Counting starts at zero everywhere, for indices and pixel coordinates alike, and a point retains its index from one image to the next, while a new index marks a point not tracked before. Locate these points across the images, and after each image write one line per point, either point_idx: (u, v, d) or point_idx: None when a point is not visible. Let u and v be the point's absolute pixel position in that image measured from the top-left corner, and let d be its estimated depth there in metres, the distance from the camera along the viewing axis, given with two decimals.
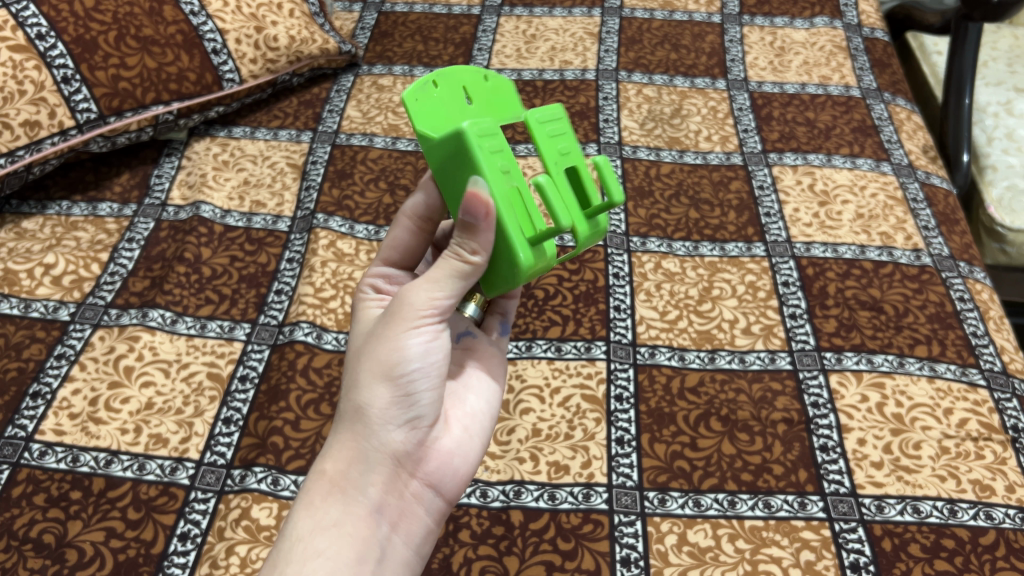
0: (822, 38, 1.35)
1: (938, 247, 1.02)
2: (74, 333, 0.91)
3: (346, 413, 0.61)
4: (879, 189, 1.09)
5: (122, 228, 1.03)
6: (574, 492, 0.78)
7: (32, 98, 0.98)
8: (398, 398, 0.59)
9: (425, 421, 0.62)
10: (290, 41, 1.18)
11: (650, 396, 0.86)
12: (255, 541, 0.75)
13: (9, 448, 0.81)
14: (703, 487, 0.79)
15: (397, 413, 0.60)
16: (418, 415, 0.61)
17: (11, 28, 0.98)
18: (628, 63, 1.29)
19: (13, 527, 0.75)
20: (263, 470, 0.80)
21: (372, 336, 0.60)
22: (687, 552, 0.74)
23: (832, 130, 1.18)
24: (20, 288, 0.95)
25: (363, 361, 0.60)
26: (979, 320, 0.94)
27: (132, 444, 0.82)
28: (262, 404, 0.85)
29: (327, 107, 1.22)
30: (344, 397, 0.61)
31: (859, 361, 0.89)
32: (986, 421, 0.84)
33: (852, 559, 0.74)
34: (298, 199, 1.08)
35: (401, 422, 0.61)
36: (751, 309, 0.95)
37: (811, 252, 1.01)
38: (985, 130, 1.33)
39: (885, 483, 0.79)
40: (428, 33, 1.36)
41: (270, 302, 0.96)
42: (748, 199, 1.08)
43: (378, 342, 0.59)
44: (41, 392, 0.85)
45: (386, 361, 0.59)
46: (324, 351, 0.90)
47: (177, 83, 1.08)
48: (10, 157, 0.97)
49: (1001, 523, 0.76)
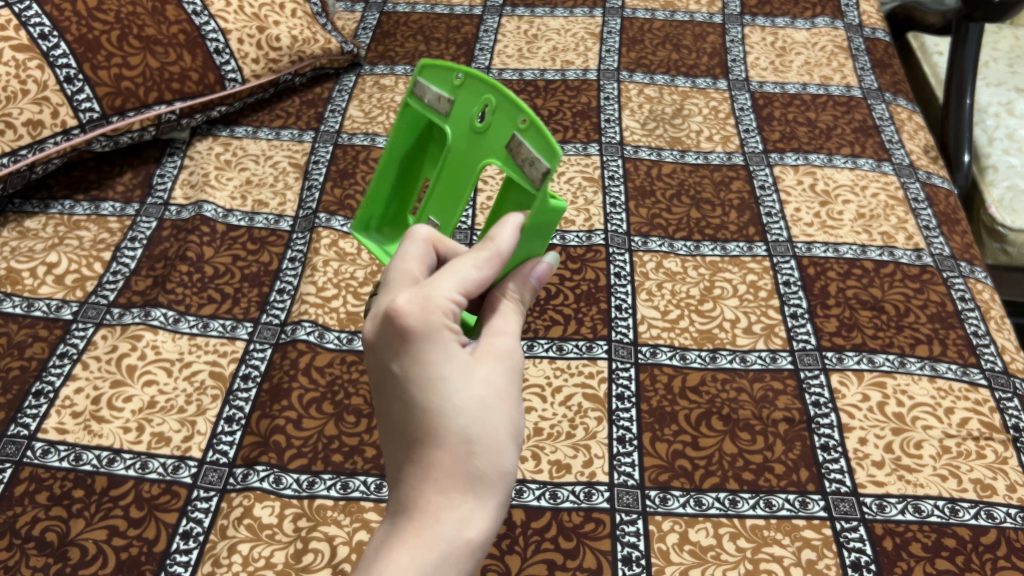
0: (823, 38, 1.35)
1: (939, 247, 1.02)
2: (77, 331, 0.91)
3: (463, 474, 0.51)
4: (880, 189, 1.09)
5: (124, 227, 1.04)
6: (576, 491, 0.78)
7: (35, 97, 0.98)
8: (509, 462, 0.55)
9: None
10: (292, 41, 1.18)
11: (652, 395, 0.86)
12: (258, 540, 0.75)
13: (12, 446, 0.81)
14: (704, 486, 0.79)
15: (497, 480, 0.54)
16: None
17: (14, 27, 0.99)
18: (630, 63, 1.30)
19: (16, 525, 0.76)
20: (265, 469, 0.80)
21: (492, 393, 0.53)
22: (688, 551, 0.74)
23: (833, 130, 1.18)
24: (23, 287, 0.95)
25: (491, 422, 0.52)
26: (980, 319, 0.94)
27: (135, 443, 0.82)
28: (265, 402, 0.86)
29: (329, 107, 1.23)
30: (461, 454, 0.51)
31: (860, 361, 0.89)
32: (987, 421, 0.84)
33: (853, 558, 0.74)
34: (300, 199, 1.08)
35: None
36: (753, 309, 0.95)
37: (813, 251, 1.01)
38: (986, 130, 1.34)
39: (886, 482, 0.79)
40: (430, 34, 1.37)
41: (272, 301, 0.96)
42: (750, 199, 1.08)
43: (505, 408, 0.54)
44: (43, 391, 0.86)
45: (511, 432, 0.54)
46: (326, 350, 0.90)
47: (179, 82, 1.08)
48: (13, 156, 0.97)
49: (1002, 522, 0.76)
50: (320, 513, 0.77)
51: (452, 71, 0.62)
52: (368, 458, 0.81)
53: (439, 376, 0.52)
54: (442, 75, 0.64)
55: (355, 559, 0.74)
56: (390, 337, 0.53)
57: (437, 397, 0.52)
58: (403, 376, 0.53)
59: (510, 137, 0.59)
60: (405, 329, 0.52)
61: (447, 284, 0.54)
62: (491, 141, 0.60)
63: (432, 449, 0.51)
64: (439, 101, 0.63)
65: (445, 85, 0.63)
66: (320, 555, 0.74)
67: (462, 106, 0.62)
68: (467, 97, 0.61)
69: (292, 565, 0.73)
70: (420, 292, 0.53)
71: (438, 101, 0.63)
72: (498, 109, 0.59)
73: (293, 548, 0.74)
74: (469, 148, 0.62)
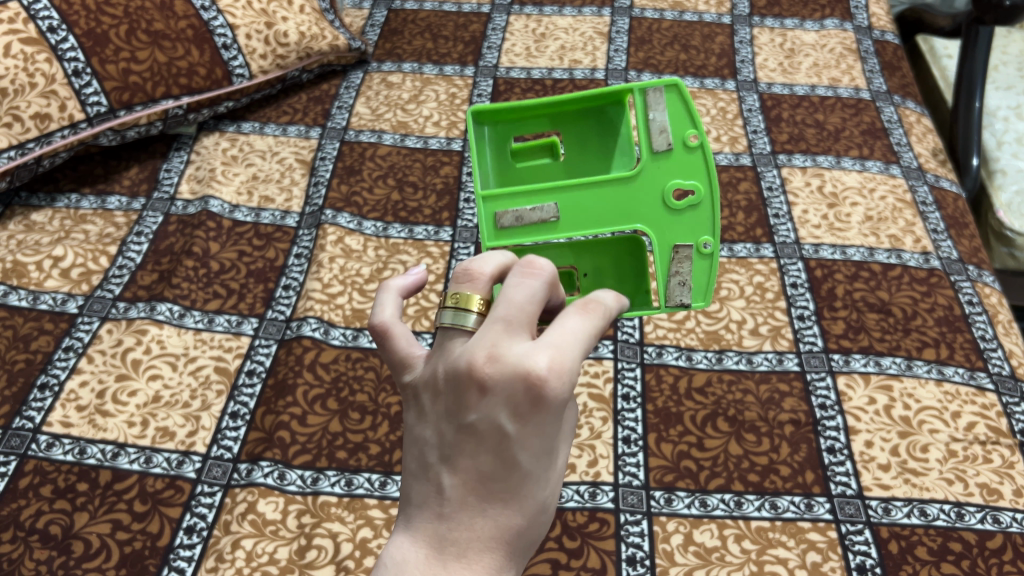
0: (832, 40, 1.35)
1: (947, 251, 1.02)
2: (83, 325, 0.91)
3: (525, 540, 0.46)
4: (888, 191, 1.09)
5: (130, 221, 1.03)
6: (580, 491, 0.78)
7: (42, 91, 0.98)
8: None
9: None
10: (300, 37, 1.18)
11: (657, 396, 0.86)
12: (262, 535, 0.75)
13: (17, 439, 0.81)
14: (709, 487, 0.79)
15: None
16: None
17: (23, 20, 0.99)
18: (638, 62, 1.29)
19: (20, 518, 0.76)
20: (269, 465, 0.80)
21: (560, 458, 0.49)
22: (693, 552, 0.74)
23: (841, 132, 1.18)
24: (28, 280, 0.95)
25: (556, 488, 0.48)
26: (988, 323, 0.94)
27: (139, 437, 0.82)
28: (269, 398, 0.86)
29: (336, 104, 1.22)
30: (532, 519, 0.46)
31: (867, 364, 0.89)
32: (994, 425, 0.84)
33: (859, 561, 0.74)
34: (306, 195, 1.08)
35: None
36: (759, 310, 0.94)
37: (820, 254, 1.01)
38: (995, 134, 1.33)
39: (892, 485, 0.79)
40: (438, 31, 1.36)
41: (277, 297, 0.96)
42: (757, 201, 1.08)
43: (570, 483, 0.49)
44: (48, 384, 0.86)
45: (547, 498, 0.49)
46: (331, 347, 0.90)
47: (187, 77, 1.08)
48: (20, 149, 0.97)
49: (1009, 527, 0.76)
50: (324, 510, 0.77)
51: (691, 126, 0.66)
52: (372, 455, 0.81)
53: (548, 445, 0.45)
54: (678, 116, 0.66)
55: (359, 556, 0.74)
56: (522, 386, 0.43)
57: (537, 461, 0.45)
58: (518, 436, 0.44)
59: (683, 241, 0.67)
60: (538, 397, 0.43)
61: (578, 349, 0.45)
62: (665, 216, 0.67)
63: (511, 509, 0.45)
64: (662, 133, 0.66)
65: (675, 131, 0.66)
66: (323, 551, 0.74)
67: (673, 165, 0.66)
68: (682, 162, 0.66)
69: (295, 561, 0.73)
70: (554, 352, 0.44)
71: (662, 136, 0.66)
72: (699, 210, 0.67)
73: (296, 545, 0.74)
74: (648, 202, 0.66)
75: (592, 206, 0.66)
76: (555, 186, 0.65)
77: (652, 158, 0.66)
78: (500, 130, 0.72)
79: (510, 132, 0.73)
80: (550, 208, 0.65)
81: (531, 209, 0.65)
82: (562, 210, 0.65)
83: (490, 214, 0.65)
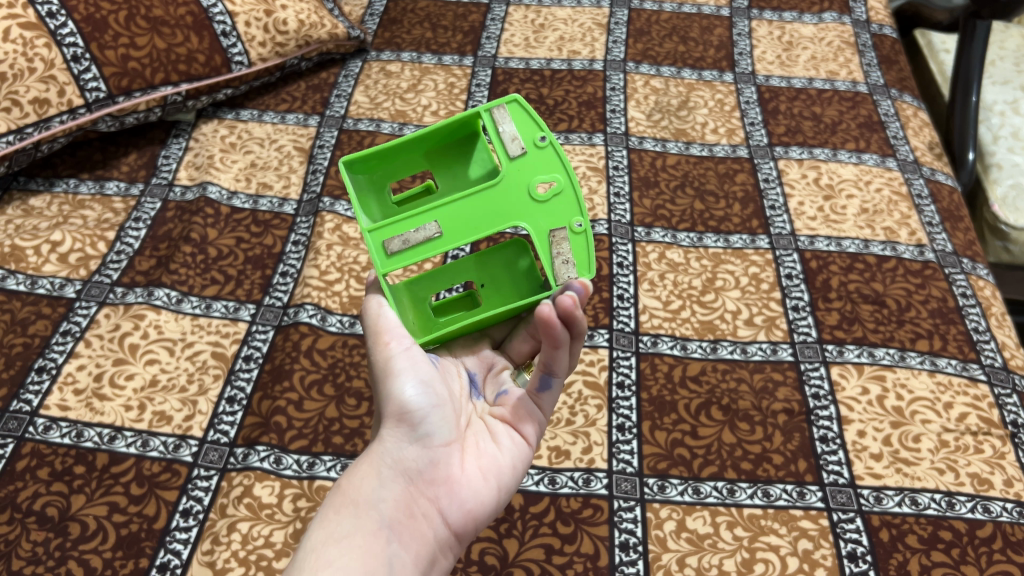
0: (830, 33, 1.35)
1: (942, 244, 1.02)
2: (80, 310, 0.91)
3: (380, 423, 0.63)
4: (884, 184, 1.09)
5: (128, 207, 1.04)
6: (574, 477, 0.79)
7: (42, 76, 0.98)
8: (376, 357, 0.62)
9: (420, 373, 0.62)
10: (299, 25, 1.18)
11: (652, 384, 0.86)
12: (257, 519, 0.75)
13: (14, 421, 0.82)
14: (702, 475, 0.79)
15: (410, 422, 0.59)
16: (417, 368, 0.62)
17: (22, 5, 0.99)
18: (636, 54, 1.30)
19: (17, 500, 0.76)
20: (265, 449, 0.80)
21: None
22: (685, 539, 0.74)
23: (838, 125, 1.18)
24: (27, 265, 0.96)
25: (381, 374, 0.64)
26: (981, 316, 0.94)
27: (136, 421, 0.82)
28: (266, 383, 0.86)
29: (335, 92, 1.23)
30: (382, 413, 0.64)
31: (860, 354, 0.89)
32: (986, 416, 0.84)
33: (850, 549, 0.74)
34: (304, 182, 1.08)
35: (410, 441, 0.59)
36: (755, 301, 0.95)
37: (815, 245, 1.01)
38: (991, 128, 1.34)
39: (884, 474, 0.79)
40: (437, 21, 1.37)
41: (275, 283, 0.96)
42: (753, 191, 1.08)
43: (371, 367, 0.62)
44: (46, 367, 0.86)
45: (403, 376, 0.61)
46: (328, 333, 0.91)
47: (185, 64, 1.08)
48: (19, 134, 0.97)
49: (999, 516, 0.76)
50: (320, 494, 0.77)
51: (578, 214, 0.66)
52: (368, 440, 0.81)
53: None
54: (526, 124, 0.69)
55: None
56: None
57: None
58: None
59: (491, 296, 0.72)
60: None
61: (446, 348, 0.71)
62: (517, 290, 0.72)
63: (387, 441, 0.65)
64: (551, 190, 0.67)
65: (526, 136, 0.68)
66: None
67: (533, 163, 0.67)
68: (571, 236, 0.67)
69: (291, 544, 0.74)
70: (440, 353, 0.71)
71: (566, 266, 0.64)
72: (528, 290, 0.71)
73: (292, 528, 0.75)
74: (517, 202, 0.66)
75: (468, 221, 0.66)
76: (429, 205, 0.65)
77: (511, 162, 0.67)
78: (375, 180, 0.73)
79: (388, 181, 0.74)
80: (431, 227, 0.65)
81: (413, 231, 0.65)
82: (442, 227, 0.65)
83: (378, 245, 0.65)
